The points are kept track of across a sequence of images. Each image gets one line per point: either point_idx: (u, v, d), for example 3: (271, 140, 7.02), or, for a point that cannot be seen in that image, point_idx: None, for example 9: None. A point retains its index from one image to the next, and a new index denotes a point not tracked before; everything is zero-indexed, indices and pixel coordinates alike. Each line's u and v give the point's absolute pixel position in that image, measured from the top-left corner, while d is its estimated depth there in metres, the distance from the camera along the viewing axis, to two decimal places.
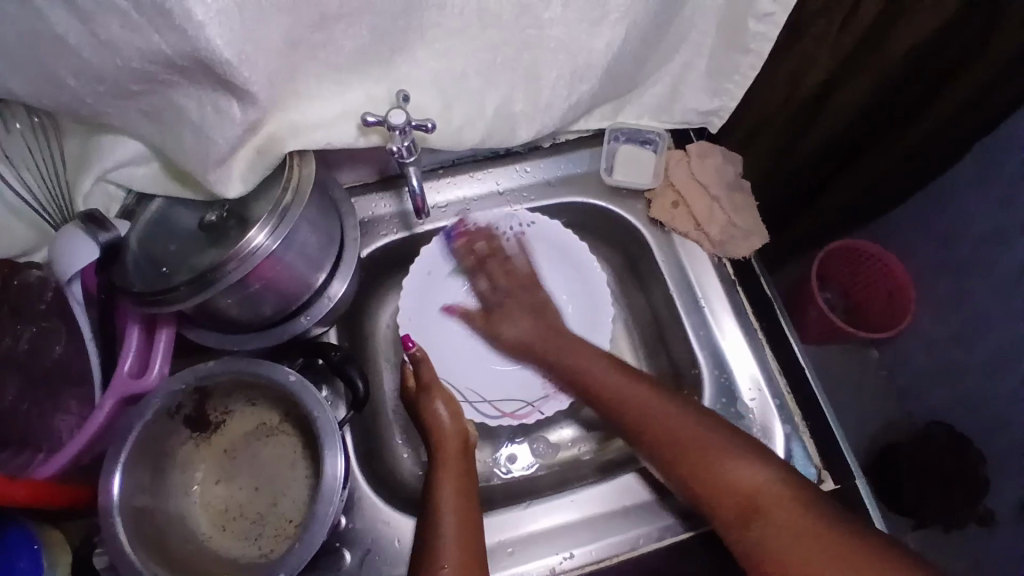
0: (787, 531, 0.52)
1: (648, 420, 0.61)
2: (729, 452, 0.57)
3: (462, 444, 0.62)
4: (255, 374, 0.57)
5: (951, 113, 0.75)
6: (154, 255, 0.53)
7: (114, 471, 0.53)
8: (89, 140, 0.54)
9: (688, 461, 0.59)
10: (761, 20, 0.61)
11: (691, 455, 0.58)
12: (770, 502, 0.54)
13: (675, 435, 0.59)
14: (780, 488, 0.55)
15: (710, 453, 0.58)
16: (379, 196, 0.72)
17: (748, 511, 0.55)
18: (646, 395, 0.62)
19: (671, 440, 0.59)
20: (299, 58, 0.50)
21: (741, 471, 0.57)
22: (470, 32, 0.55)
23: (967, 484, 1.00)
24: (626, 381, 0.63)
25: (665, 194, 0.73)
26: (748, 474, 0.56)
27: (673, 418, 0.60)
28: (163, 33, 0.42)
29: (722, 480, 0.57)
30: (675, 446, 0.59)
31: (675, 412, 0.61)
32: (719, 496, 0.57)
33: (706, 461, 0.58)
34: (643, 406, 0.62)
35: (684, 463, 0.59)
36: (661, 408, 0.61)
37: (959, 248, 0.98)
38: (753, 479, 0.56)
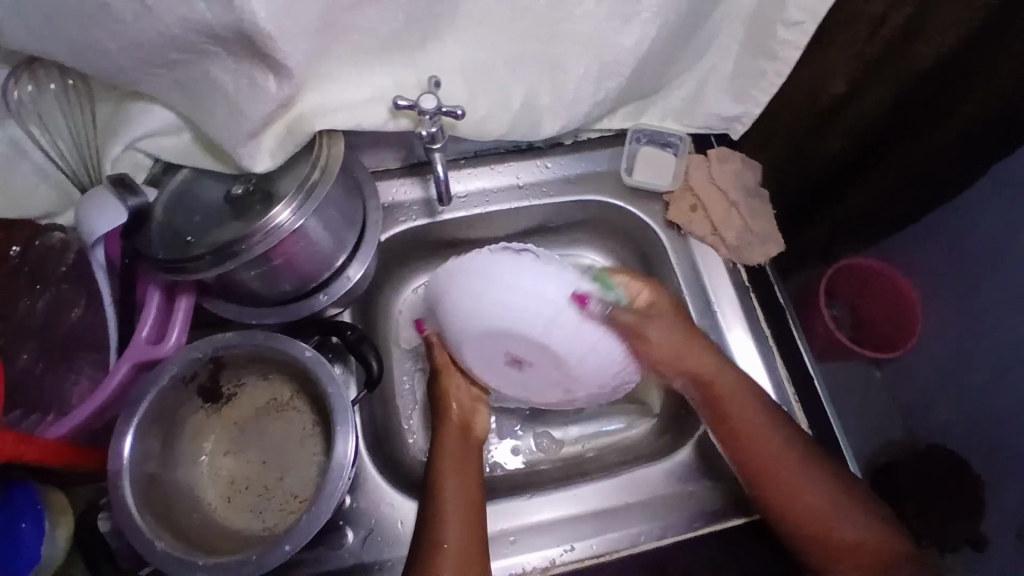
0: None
1: (764, 453, 0.62)
2: (835, 501, 0.60)
3: (463, 422, 0.65)
4: (271, 348, 0.58)
5: (960, 134, 0.75)
6: (178, 224, 0.54)
7: (126, 435, 0.54)
8: (121, 107, 0.55)
9: (797, 498, 0.60)
10: (789, 28, 0.61)
11: (800, 493, 0.60)
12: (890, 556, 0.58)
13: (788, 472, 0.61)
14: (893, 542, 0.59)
15: (818, 500, 0.60)
16: (400, 181, 0.72)
17: (867, 557, 0.58)
18: (767, 425, 0.62)
19: (786, 478, 0.61)
20: (335, 38, 0.51)
21: (849, 519, 0.60)
22: (503, 23, 0.56)
23: (966, 501, 1.02)
24: (755, 408, 0.63)
25: (683, 197, 0.73)
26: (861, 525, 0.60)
27: (789, 458, 0.61)
28: (206, 2, 0.43)
29: (832, 526, 0.59)
30: (787, 485, 0.61)
31: (793, 449, 0.62)
32: (826, 542, 0.59)
33: (814, 503, 0.60)
34: (765, 439, 0.62)
35: (794, 501, 0.60)
36: (784, 448, 0.62)
37: (969, 270, 0.99)
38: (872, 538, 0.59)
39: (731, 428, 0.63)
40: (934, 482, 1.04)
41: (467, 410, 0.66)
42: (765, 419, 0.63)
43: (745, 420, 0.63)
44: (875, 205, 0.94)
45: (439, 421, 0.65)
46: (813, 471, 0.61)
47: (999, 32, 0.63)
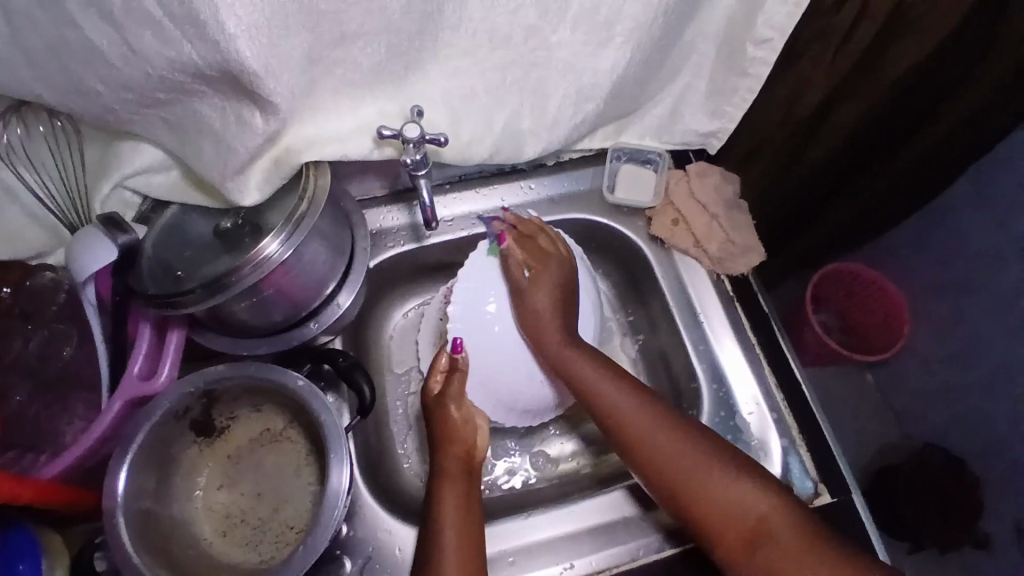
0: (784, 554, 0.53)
1: (626, 424, 0.61)
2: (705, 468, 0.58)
3: (464, 452, 0.62)
4: (264, 379, 0.58)
5: (944, 131, 0.78)
6: (168, 260, 0.55)
7: (120, 472, 0.54)
8: (110, 147, 0.56)
9: (674, 482, 0.58)
10: (759, 46, 0.64)
11: (681, 472, 0.58)
12: (771, 527, 0.55)
13: (660, 455, 0.59)
14: (779, 514, 0.55)
15: (682, 468, 0.58)
16: (387, 209, 0.73)
17: (749, 535, 0.55)
18: (619, 395, 0.62)
19: (653, 448, 0.60)
20: (319, 72, 0.52)
21: (737, 491, 0.57)
22: (482, 52, 0.58)
23: (967, 504, 1.03)
24: (604, 376, 0.63)
25: (665, 212, 0.75)
26: (742, 496, 0.56)
27: (648, 426, 0.60)
28: (193, 43, 0.44)
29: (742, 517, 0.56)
30: (655, 457, 0.59)
31: (665, 440, 0.59)
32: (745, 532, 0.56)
33: (693, 482, 0.58)
34: (616, 409, 0.62)
35: (671, 478, 0.59)
36: (646, 420, 0.61)
37: (950, 271, 1.01)
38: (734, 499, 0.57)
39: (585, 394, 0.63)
40: (930, 481, 1.04)
41: (467, 438, 0.63)
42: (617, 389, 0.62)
43: (586, 376, 0.63)
44: (855, 213, 0.96)
45: (439, 452, 0.63)
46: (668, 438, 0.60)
47: (979, 31, 0.66)
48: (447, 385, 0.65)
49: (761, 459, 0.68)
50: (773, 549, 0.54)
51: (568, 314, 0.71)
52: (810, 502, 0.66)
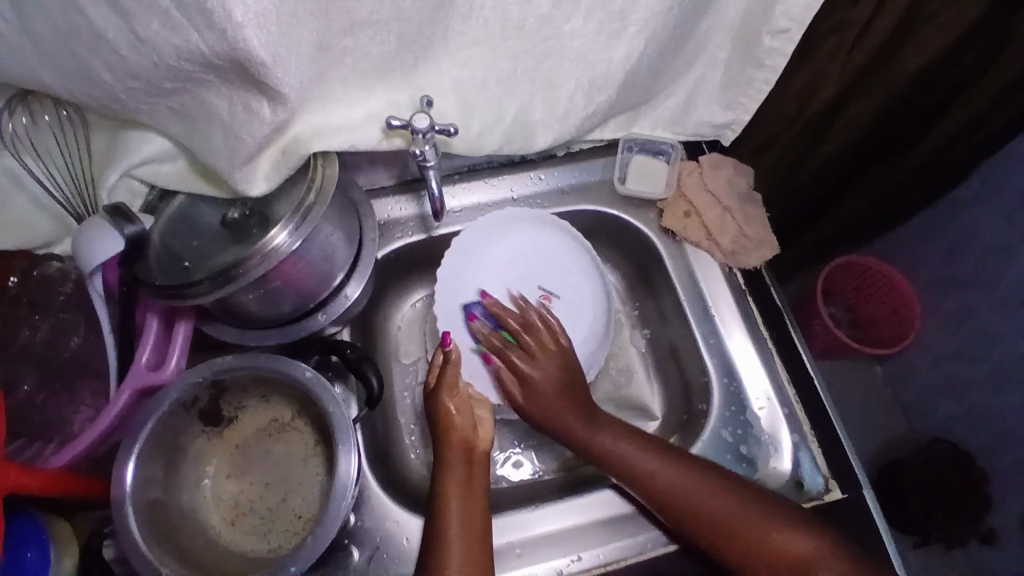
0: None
1: (670, 488, 0.61)
2: (749, 515, 0.59)
3: (468, 443, 0.62)
4: (272, 370, 0.58)
5: (952, 134, 0.78)
6: (176, 251, 0.54)
7: (127, 462, 0.54)
8: (117, 136, 0.55)
9: (726, 535, 0.59)
10: (777, 35, 0.62)
11: (735, 527, 0.59)
12: (820, 566, 0.57)
13: (710, 518, 0.60)
14: (828, 556, 0.57)
15: (724, 516, 0.59)
16: (394, 199, 0.73)
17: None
18: (654, 460, 0.62)
19: (707, 508, 0.60)
20: (328, 61, 0.52)
21: (786, 537, 0.58)
22: (492, 41, 0.56)
23: (975, 500, 1.03)
24: (632, 443, 0.63)
25: (676, 204, 0.74)
26: (793, 543, 0.58)
27: (698, 486, 0.60)
28: (200, 32, 0.43)
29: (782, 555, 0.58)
30: (710, 516, 0.60)
31: (712, 497, 0.60)
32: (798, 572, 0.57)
33: (741, 528, 0.59)
34: (648, 469, 0.61)
35: (725, 535, 0.59)
36: (683, 477, 0.61)
37: (965, 265, 1.00)
38: (784, 546, 0.58)
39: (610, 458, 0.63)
40: (938, 478, 1.04)
41: (467, 429, 0.63)
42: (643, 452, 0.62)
43: (618, 452, 0.63)
44: (868, 208, 0.95)
45: (439, 444, 0.62)
46: (703, 487, 0.60)
47: (986, 38, 0.65)
48: (440, 375, 0.64)
49: (772, 454, 0.67)
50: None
51: (549, 283, 0.70)
52: (820, 497, 0.66)
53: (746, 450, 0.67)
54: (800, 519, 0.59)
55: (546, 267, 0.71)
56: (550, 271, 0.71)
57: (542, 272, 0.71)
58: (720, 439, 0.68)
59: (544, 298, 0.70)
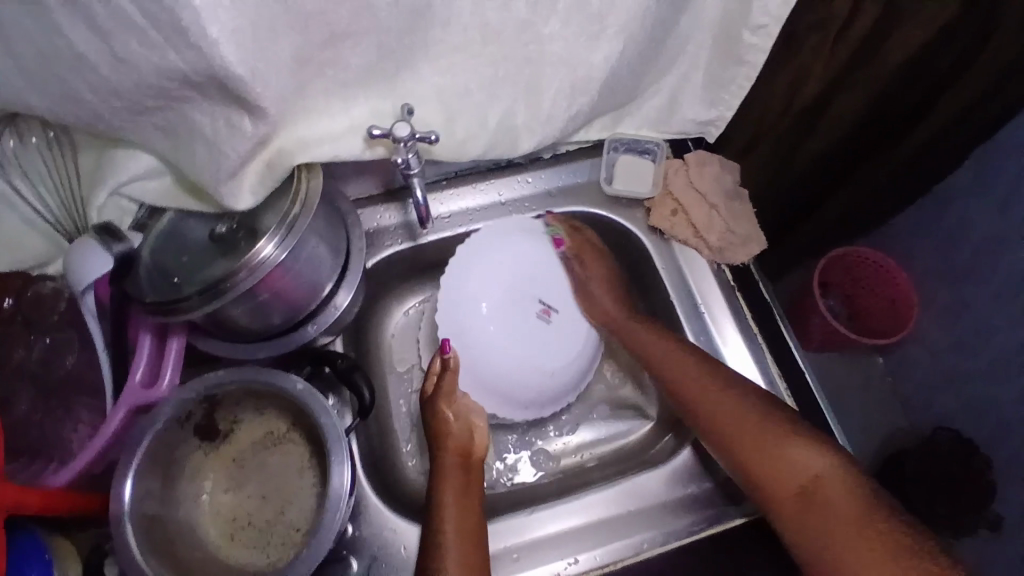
0: (840, 518, 0.52)
1: (691, 389, 0.64)
2: (771, 431, 0.58)
3: (463, 449, 0.64)
4: (265, 382, 0.59)
5: (940, 125, 0.78)
6: (166, 267, 0.55)
7: (126, 478, 0.54)
8: (104, 155, 0.56)
9: (746, 441, 0.59)
10: (755, 31, 0.62)
11: (757, 430, 0.59)
12: (830, 489, 0.54)
13: (729, 421, 0.61)
14: (840, 479, 0.54)
15: (744, 425, 0.60)
16: (382, 207, 0.73)
17: (807, 496, 0.54)
18: (685, 364, 0.65)
19: (722, 415, 0.61)
20: (308, 74, 0.52)
21: (800, 455, 0.56)
22: (472, 49, 0.57)
23: (979, 487, 1.01)
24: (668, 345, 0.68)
25: (663, 202, 0.74)
26: (805, 461, 0.56)
27: (722, 391, 0.62)
28: (179, 51, 0.44)
29: (789, 468, 0.56)
30: (725, 422, 0.61)
31: (740, 403, 0.61)
32: (805, 489, 0.55)
33: (758, 440, 0.58)
34: (685, 373, 0.65)
35: (741, 438, 0.59)
36: (711, 388, 0.63)
37: (960, 252, 1.00)
38: (799, 463, 0.56)
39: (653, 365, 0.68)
40: (943, 465, 1.03)
41: (463, 435, 0.65)
42: (680, 358, 0.66)
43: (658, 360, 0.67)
44: (856, 205, 0.95)
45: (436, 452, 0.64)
46: (735, 394, 0.62)
47: (966, 29, 0.64)
48: (439, 384, 0.67)
49: None
50: (827, 506, 0.53)
51: (547, 297, 0.74)
52: None
53: None
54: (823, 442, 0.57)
55: (544, 284, 0.74)
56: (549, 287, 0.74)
57: (539, 287, 0.74)
58: None
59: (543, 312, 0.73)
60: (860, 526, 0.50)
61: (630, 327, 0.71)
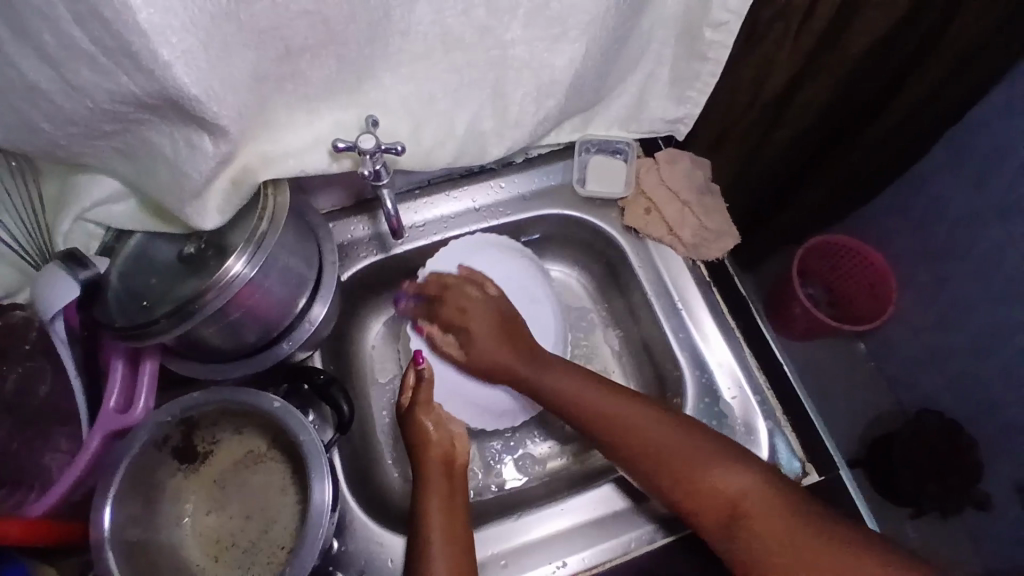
0: (763, 539, 0.55)
1: (607, 420, 0.62)
2: (694, 454, 0.59)
3: (445, 456, 0.63)
4: (240, 401, 0.58)
5: (907, 111, 0.78)
6: (135, 289, 0.55)
7: (103, 505, 0.54)
8: (67, 181, 0.55)
9: (666, 469, 0.59)
10: (715, 29, 0.63)
11: (676, 459, 0.59)
12: (751, 509, 0.56)
13: (650, 451, 0.60)
14: (764, 498, 0.56)
15: (667, 452, 0.59)
16: (355, 219, 0.73)
17: (732, 518, 0.57)
18: (597, 391, 0.64)
19: (647, 441, 0.60)
20: (268, 90, 0.52)
21: (725, 479, 0.58)
22: (434, 57, 0.57)
23: (966, 466, 1.03)
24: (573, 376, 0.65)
25: (636, 201, 0.75)
26: (732, 481, 0.57)
27: (637, 414, 0.62)
28: (131, 74, 0.43)
29: (714, 491, 0.58)
30: (647, 448, 0.60)
31: (658, 431, 0.60)
32: (732, 512, 0.57)
33: (684, 465, 0.59)
34: (597, 403, 0.63)
35: (662, 468, 0.60)
36: (630, 412, 0.62)
37: (934, 235, 1.01)
38: (724, 486, 0.57)
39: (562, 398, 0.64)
40: (929, 447, 1.04)
41: (445, 444, 0.63)
42: (591, 387, 0.64)
43: (567, 391, 0.64)
44: (830, 194, 0.96)
45: (417, 463, 0.63)
46: (653, 419, 0.61)
47: (927, 15, 0.65)
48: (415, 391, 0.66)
49: (749, 443, 0.68)
50: (753, 528, 0.55)
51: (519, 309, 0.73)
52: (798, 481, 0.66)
53: None
54: (747, 461, 0.59)
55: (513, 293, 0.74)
56: (518, 295, 0.74)
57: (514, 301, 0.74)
58: None
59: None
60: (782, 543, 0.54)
61: (523, 362, 0.66)
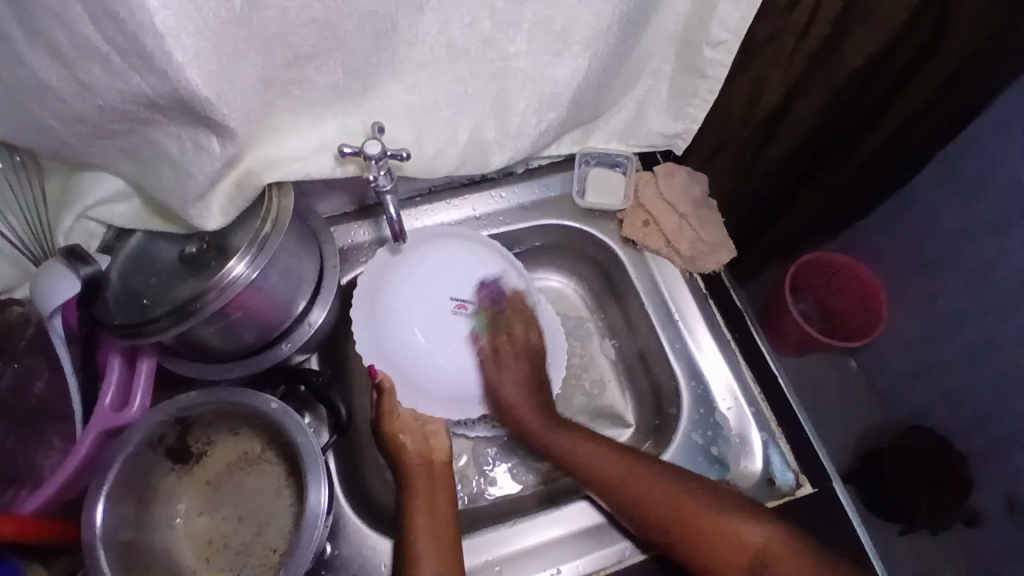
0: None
1: (616, 485, 0.63)
2: (718, 512, 0.61)
3: (424, 455, 0.63)
4: (237, 402, 0.58)
5: (897, 128, 0.80)
6: (135, 288, 0.55)
7: (96, 504, 0.53)
8: (70, 179, 0.56)
9: (686, 529, 0.61)
10: (715, 47, 0.64)
11: (692, 518, 0.61)
12: (777, 557, 0.59)
13: (667, 513, 0.62)
14: (787, 550, 0.59)
15: (689, 512, 0.61)
16: (357, 224, 0.73)
17: (760, 568, 0.60)
18: (611, 457, 0.65)
19: (660, 505, 0.62)
20: (275, 94, 0.53)
21: (748, 534, 0.60)
22: (439, 67, 0.58)
23: (955, 484, 1.04)
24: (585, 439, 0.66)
25: (635, 213, 0.76)
26: (753, 536, 0.60)
27: (653, 479, 0.63)
28: (143, 75, 0.44)
29: (736, 544, 0.60)
30: (663, 515, 0.62)
31: (667, 488, 0.63)
32: (756, 564, 0.60)
33: (709, 525, 0.61)
34: (605, 465, 0.64)
35: (683, 527, 0.61)
36: (641, 472, 0.63)
37: (923, 254, 1.03)
38: (750, 541, 0.60)
39: (576, 459, 0.66)
40: (919, 464, 1.05)
41: (420, 445, 0.63)
42: (600, 451, 0.65)
43: (576, 454, 0.66)
44: (821, 209, 0.97)
45: (396, 463, 0.63)
46: (669, 480, 0.63)
47: (919, 33, 0.67)
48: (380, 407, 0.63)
49: (743, 453, 0.69)
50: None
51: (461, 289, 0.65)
52: (791, 492, 0.67)
53: (717, 451, 0.68)
54: (762, 514, 0.61)
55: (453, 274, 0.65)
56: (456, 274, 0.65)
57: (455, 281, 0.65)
58: (693, 441, 0.69)
59: (459, 308, 0.64)
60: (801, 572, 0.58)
61: (536, 419, 0.66)
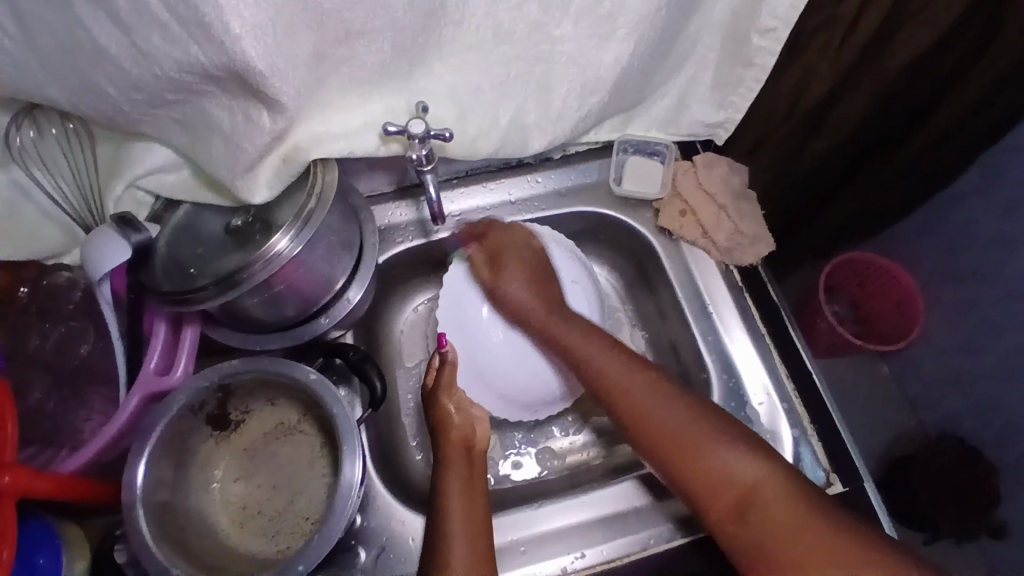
0: (779, 525, 0.54)
1: (614, 389, 0.63)
2: (710, 440, 0.59)
3: (467, 440, 0.64)
4: (278, 373, 0.59)
5: (937, 133, 0.78)
6: (181, 257, 0.56)
7: (138, 464, 0.55)
8: (122, 148, 0.57)
9: (674, 451, 0.59)
10: (763, 35, 0.63)
11: (684, 440, 0.59)
12: (766, 496, 0.55)
13: (654, 429, 0.61)
14: (779, 488, 0.55)
15: (678, 437, 0.59)
16: (395, 204, 0.74)
17: (743, 505, 0.56)
18: (614, 362, 0.64)
19: (650, 423, 0.61)
20: (324, 70, 0.53)
21: (735, 466, 0.57)
22: (485, 48, 0.58)
23: (984, 498, 1.01)
24: (601, 346, 0.65)
25: (672, 203, 0.75)
26: (740, 470, 0.57)
27: (646, 394, 0.62)
28: (200, 44, 0.45)
29: (718, 474, 0.57)
30: (650, 431, 0.61)
31: (669, 412, 0.61)
32: (733, 495, 0.56)
33: (696, 449, 0.59)
34: (610, 370, 0.64)
35: (666, 451, 0.60)
36: (637, 383, 0.63)
37: (964, 259, 1.00)
38: (740, 475, 0.57)
39: (596, 377, 0.65)
40: (948, 473, 1.04)
41: (466, 427, 0.65)
42: (604, 351, 0.65)
43: (591, 358, 0.65)
44: (864, 208, 0.95)
45: (440, 441, 0.64)
46: (662, 397, 0.61)
47: (965, 37, 0.66)
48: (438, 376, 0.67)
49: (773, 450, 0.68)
50: (764, 516, 0.55)
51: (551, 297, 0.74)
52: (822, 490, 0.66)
53: None
54: (754, 446, 0.58)
55: None
56: None
57: None
58: None
59: None
60: (788, 529, 0.53)
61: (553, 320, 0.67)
